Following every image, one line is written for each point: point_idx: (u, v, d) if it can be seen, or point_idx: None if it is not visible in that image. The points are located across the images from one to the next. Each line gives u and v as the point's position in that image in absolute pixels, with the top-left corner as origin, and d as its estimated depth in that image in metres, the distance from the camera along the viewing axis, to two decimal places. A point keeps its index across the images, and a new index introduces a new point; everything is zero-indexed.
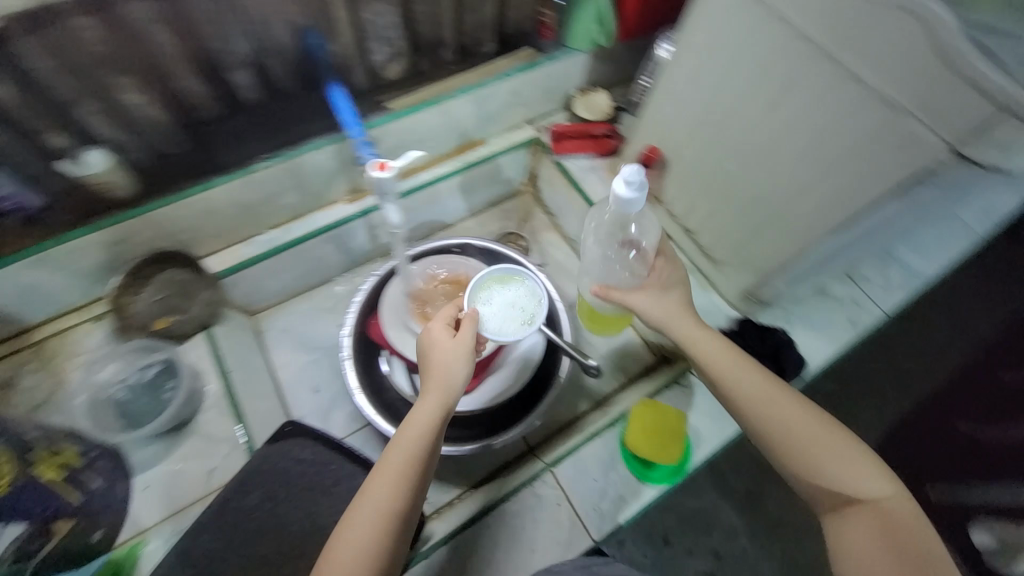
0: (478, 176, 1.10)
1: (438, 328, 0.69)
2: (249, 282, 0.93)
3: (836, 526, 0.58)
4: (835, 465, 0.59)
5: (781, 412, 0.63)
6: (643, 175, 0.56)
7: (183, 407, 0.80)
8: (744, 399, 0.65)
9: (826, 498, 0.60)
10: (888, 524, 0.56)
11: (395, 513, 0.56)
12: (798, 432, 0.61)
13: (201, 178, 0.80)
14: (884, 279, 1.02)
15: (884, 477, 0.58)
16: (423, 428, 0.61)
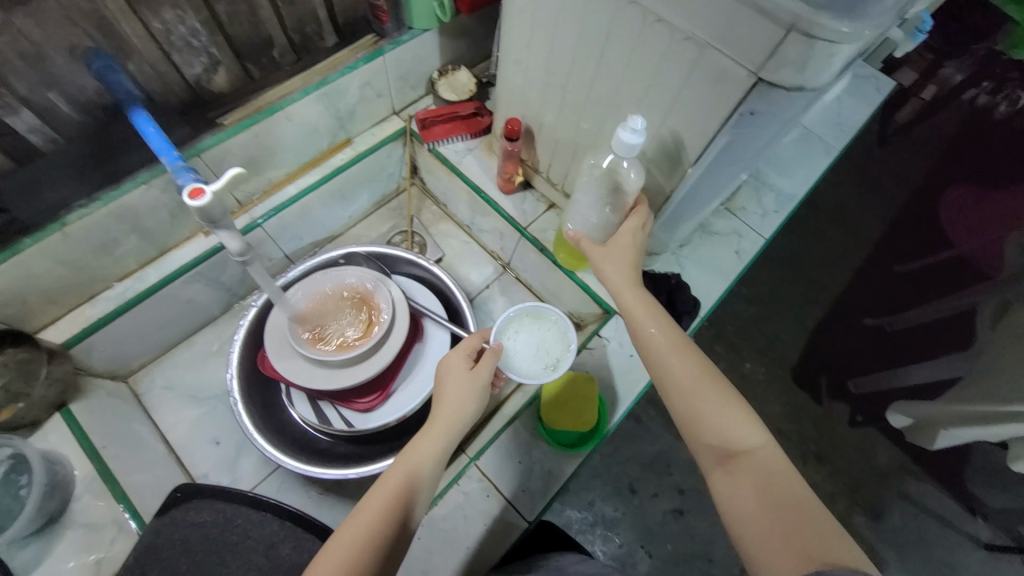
0: (351, 180, 1.04)
1: (456, 357, 0.69)
2: (109, 343, 0.84)
3: (723, 481, 0.55)
4: (720, 418, 0.57)
5: (682, 365, 0.61)
6: (642, 122, 0.61)
7: (48, 501, 0.68)
8: (648, 351, 0.64)
9: (715, 453, 0.56)
10: (770, 484, 0.52)
11: (380, 539, 0.51)
12: (689, 385, 0.60)
13: (6, 242, 0.68)
14: (760, 206, 1.08)
15: (756, 430, 0.56)
16: (415, 466, 0.57)
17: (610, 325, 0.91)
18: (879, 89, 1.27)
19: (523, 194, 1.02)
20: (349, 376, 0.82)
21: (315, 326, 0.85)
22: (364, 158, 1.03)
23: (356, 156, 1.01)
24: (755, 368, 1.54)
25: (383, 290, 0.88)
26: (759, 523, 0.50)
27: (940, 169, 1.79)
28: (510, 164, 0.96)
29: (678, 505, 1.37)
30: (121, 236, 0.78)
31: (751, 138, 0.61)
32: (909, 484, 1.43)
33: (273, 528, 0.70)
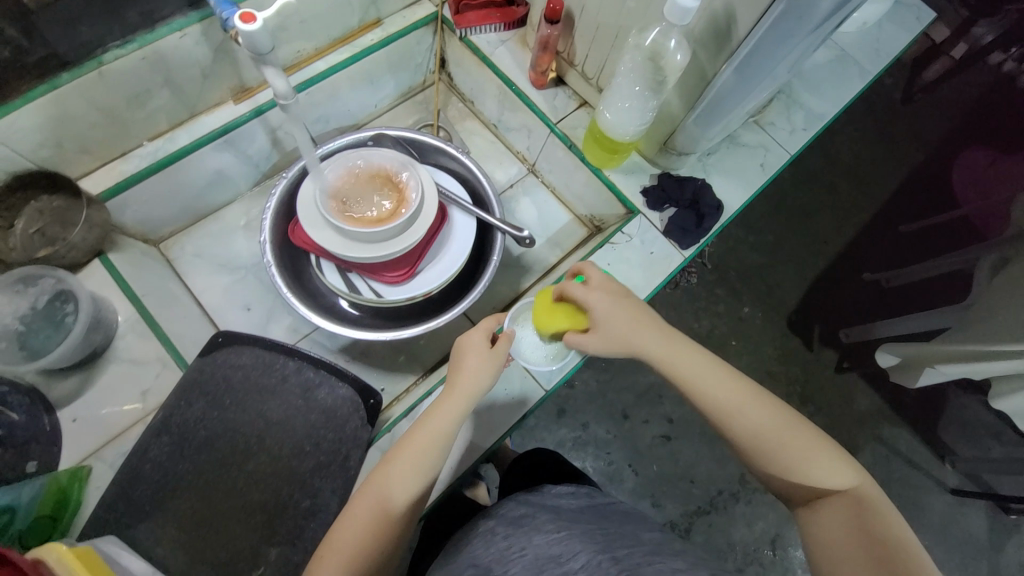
0: (380, 64, 1.01)
1: (475, 333, 0.69)
2: (142, 201, 0.84)
3: (813, 519, 0.58)
4: (805, 461, 0.58)
5: (750, 407, 0.61)
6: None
7: (92, 332, 0.71)
8: (725, 420, 0.62)
9: (800, 496, 0.59)
10: (862, 515, 0.55)
11: (380, 523, 0.57)
12: (776, 440, 0.60)
13: (45, 76, 0.68)
14: (789, 123, 1.05)
15: (849, 467, 0.58)
16: (413, 468, 0.60)
17: (632, 223, 0.92)
18: (919, 18, 1.22)
19: (555, 90, 1.00)
20: (381, 248, 0.84)
21: (343, 200, 0.85)
22: (393, 41, 0.99)
23: (385, 39, 0.98)
24: (753, 313, 1.59)
25: (412, 172, 0.88)
26: (845, 549, 0.53)
27: (964, 128, 1.77)
28: (545, 55, 0.94)
29: (667, 431, 1.45)
30: (155, 88, 0.77)
31: (806, 12, 0.60)
32: (885, 428, 1.52)
33: (310, 374, 0.75)
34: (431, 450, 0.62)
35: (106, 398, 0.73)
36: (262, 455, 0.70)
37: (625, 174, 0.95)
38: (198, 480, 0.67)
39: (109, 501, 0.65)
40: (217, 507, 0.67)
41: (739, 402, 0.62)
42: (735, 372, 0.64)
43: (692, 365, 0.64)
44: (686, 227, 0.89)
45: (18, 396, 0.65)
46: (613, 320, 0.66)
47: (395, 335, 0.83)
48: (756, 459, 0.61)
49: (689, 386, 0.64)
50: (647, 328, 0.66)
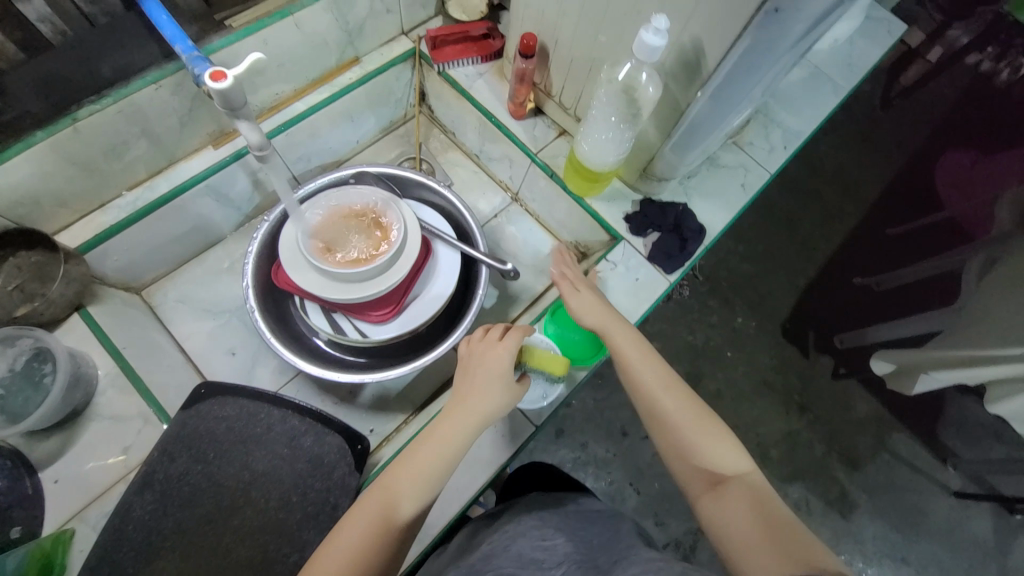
0: (360, 101, 1.02)
1: (501, 353, 0.67)
2: (123, 251, 0.84)
3: (710, 506, 0.57)
4: (700, 447, 0.61)
5: (665, 393, 0.65)
6: (657, 42, 0.61)
7: (70, 392, 0.69)
8: (644, 408, 0.65)
9: (698, 481, 0.60)
10: (754, 498, 0.56)
11: (374, 540, 0.54)
12: (682, 430, 0.62)
13: (16, 135, 0.67)
14: (767, 142, 1.06)
15: (740, 455, 0.60)
16: (417, 483, 0.59)
17: (616, 250, 0.92)
18: (890, 32, 1.24)
19: (534, 119, 1.01)
20: (364, 287, 0.83)
21: (325, 242, 0.85)
22: (371, 79, 1.00)
23: (364, 77, 0.98)
24: (746, 325, 1.59)
25: (394, 210, 0.88)
26: (740, 526, 0.53)
27: (943, 132, 1.79)
28: (522, 86, 0.94)
29: None
30: (132, 139, 0.77)
31: (768, 40, 0.60)
32: (884, 434, 1.50)
33: (295, 422, 0.74)
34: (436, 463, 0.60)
35: (89, 457, 0.70)
36: (247, 509, 0.68)
37: (607, 202, 0.95)
38: (181, 540, 0.65)
39: (89, 566, 0.63)
40: (203, 564, 0.65)
41: (659, 393, 0.65)
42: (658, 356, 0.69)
43: (629, 349, 0.69)
44: (670, 253, 0.90)
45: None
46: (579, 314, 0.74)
47: (382, 377, 0.82)
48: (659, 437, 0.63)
49: (623, 365, 0.68)
50: (607, 322, 0.72)
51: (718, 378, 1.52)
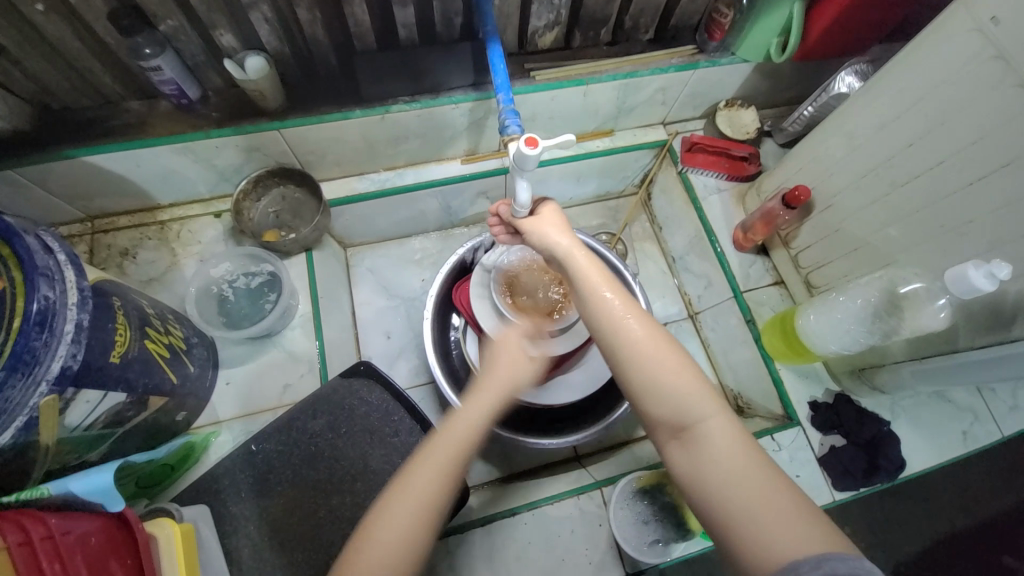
0: (593, 167, 1.05)
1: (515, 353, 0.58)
2: (354, 215, 0.95)
3: (704, 485, 0.43)
4: (688, 400, 0.45)
5: (648, 337, 0.48)
6: (976, 282, 0.54)
7: (278, 321, 0.80)
8: (623, 371, 0.47)
9: (692, 451, 0.45)
10: (756, 468, 0.42)
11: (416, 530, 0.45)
12: (671, 384, 0.46)
13: (341, 106, 0.80)
14: (1014, 398, 0.86)
15: (711, 411, 0.46)
16: (447, 467, 0.48)
17: (786, 433, 0.81)
18: None
19: (754, 257, 0.95)
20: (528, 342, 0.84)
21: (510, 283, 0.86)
22: (615, 154, 1.03)
23: (611, 150, 1.01)
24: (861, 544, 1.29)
25: None
26: (761, 517, 0.40)
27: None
28: (761, 224, 0.89)
29: None
30: (411, 136, 0.87)
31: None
32: None
33: (416, 438, 0.77)
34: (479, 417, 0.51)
35: (257, 377, 0.79)
36: (347, 495, 0.72)
37: (796, 375, 0.86)
38: (289, 491, 0.71)
39: (218, 472, 0.70)
40: (296, 525, 0.69)
41: (633, 327, 0.48)
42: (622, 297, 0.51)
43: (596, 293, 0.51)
44: (852, 468, 0.78)
45: (201, 350, 0.74)
46: (537, 232, 0.60)
47: (506, 435, 0.82)
48: (652, 408, 0.47)
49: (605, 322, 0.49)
50: (578, 259, 0.54)
51: None
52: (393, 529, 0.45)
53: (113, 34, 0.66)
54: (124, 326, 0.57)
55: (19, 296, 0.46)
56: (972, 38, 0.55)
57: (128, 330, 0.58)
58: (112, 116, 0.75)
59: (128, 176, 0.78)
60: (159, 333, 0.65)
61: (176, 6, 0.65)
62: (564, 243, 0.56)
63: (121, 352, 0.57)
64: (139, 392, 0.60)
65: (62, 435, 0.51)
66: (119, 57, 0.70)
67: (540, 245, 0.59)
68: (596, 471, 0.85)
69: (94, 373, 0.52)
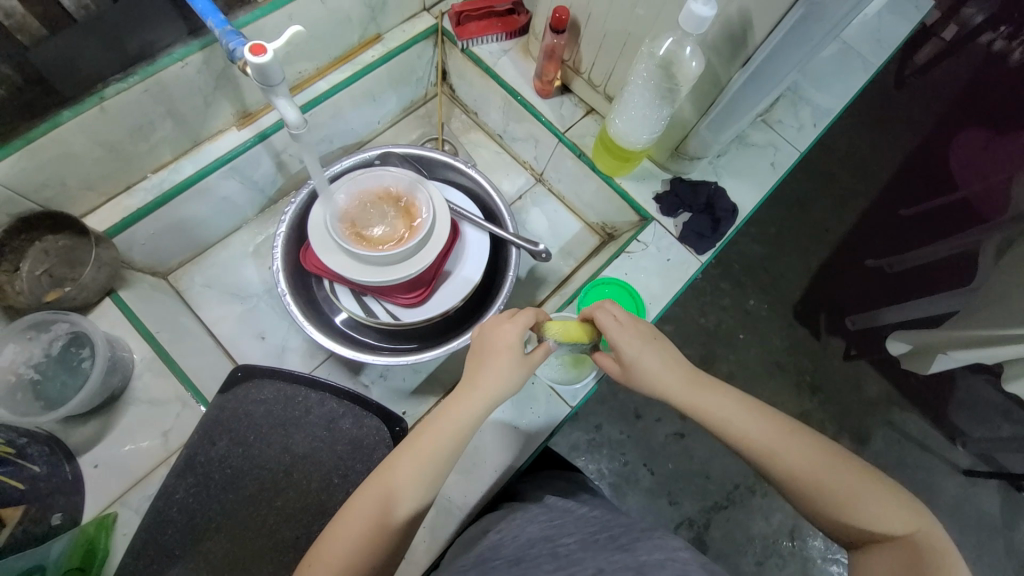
0: (381, 79, 0.99)
1: (507, 330, 0.62)
2: (150, 234, 0.83)
3: (859, 565, 0.53)
4: (829, 496, 0.54)
5: (797, 456, 0.56)
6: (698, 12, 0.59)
7: (111, 375, 0.69)
8: (756, 455, 0.57)
9: (846, 539, 0.54)
10: (919, 562, 0.49)
11: (374, 541, 0.53)
12: (833, 490, 0.54)
13: (44, 115, 0.66)
14: (797, 120, 1.01)
15: (903, 515, 0.52)
16: (407, 482, 0.55)
17: (647, 231, 0.90)
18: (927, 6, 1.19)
19: (561, 97, 0.98)
20: (400, 269, 0.81)
21: (355, 227, 0.83)
22: (394, 57, 0.98)
23: (386, 55, 0.96)
24: (759, 305, 1.44)
25: (422, 191, 0.86)
26: None
27: (966, 92, 1.61)
28: (549, 63, 0.92)
29: (680, 428, 1.32)
30: (157, 119, 0.75)
31: (799, 36, 0.62)
32: (894, 413, 1.39)
33: (332, 404, 0.74)
34: (451, 443, 0.57)
35: (129, 441, 0.70)
36: (291, 490, 0.69)
37: (636, 180, 0.93)
38: (226, 521, 0.66)
39: (136, 548, 0.63)
40: (251, 544, 0.65)
41: (757, 436, 0.58)
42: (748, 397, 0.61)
43: (715, 402, 0.60)
44: (702, 231, 0.88)
45: (37, 447, 0.63)
46: (629, 351, 0.63)
47: (413, 359, 0.81)
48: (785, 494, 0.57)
49: (728, 433, 0.59)
50: (702, 387, 0.61)
51: (730, 359, 1.39)
52: (351, 537, 0.52)
53: None
54: None
55: None
56: None
57: None
58: None
59: None
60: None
61: None
62: (657, 385, 0.63)
63: None
64: None
65: None
66: None
67: (634, 361, 0.63)
68: None
69: None
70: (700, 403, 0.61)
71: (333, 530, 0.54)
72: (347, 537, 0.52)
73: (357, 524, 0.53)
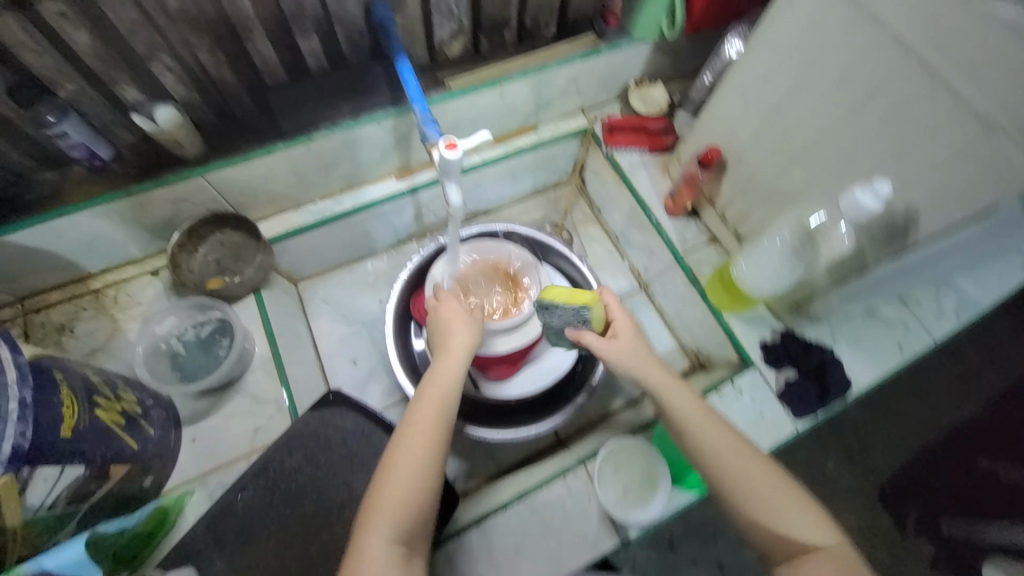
0: (526, 162, 1.09)
1: (451, 305, 0.74)
2: (300, 248, 0.96)
3: None
4: (771, 513, 0.59)
5: (739, 455, 0.61)
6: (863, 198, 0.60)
7: (236, 366, 0.79)
8: (706, 463, 0.61)
9: (779, 554, 0.59)
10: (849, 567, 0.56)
11: (416, 484, 0.57)
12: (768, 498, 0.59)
13: (263, 142, 0.80)
14: (937, 305, 0.92)
15: (829, 529, 0.59)
16: (427, 411, 0.61)
17: (745, 376, 0.87)
18: None
19: (688, 220, 1.00)
20: (497, 342, 0.86)
21: (463, 290, 0.89)
22: (543, 146, 1.07)
23: (537, 144, 1.05)
24: (841, 475, 1.29)
25: (535, 275, 0.91)
26: None
27: None
28: (686, 189, 0.95)
29: None
30: (341, 162, 0.88)
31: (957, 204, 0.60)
32: None
33: None
34: (451, 386, 0.64)
35: (223, 427, 0.78)
36: (338, 525, 0.71)
37: (745, 323, 0.91)
38: (277, 533, 0.70)
39: (197, 530, 0.69)
40: (288, 565, 0.68)
41: (712, 445, 0.61)
42: (707, 405, 0.64)
43: (679, 402, 0.63)
44: (804, 397, 0.84)
45: (158, 410, 0.72)
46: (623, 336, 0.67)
47: (484, 433, 0.86)
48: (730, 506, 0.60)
49: (689, 436, 0.62)
50: (655, 370, 0.66)
51: None
52: (395, 480, 0.57)
53: (7, 106, 0.63)
54: (70, 399, 0.56)
55: None
56: None
57: (73, 402, 0.56)
58: (23, 191, 0.73)
59: (51, 250, 0.75)
60: (109, 403, 0.62)
61: (73, 71, 0.64)
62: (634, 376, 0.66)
63: (71, 425, 0.55)
64: (100, 464, 0.59)
65: (25, 516, 0.51)
66: (20, 130, 0.67)
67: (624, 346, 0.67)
68: (579, 449, 0.87)
69: (48, 451, 0.51)
70: (669, 401, 0.64)
71: (377, 496, 0.57)
72: (403, 489, 0.57)
73: (400, 477, 0.58)
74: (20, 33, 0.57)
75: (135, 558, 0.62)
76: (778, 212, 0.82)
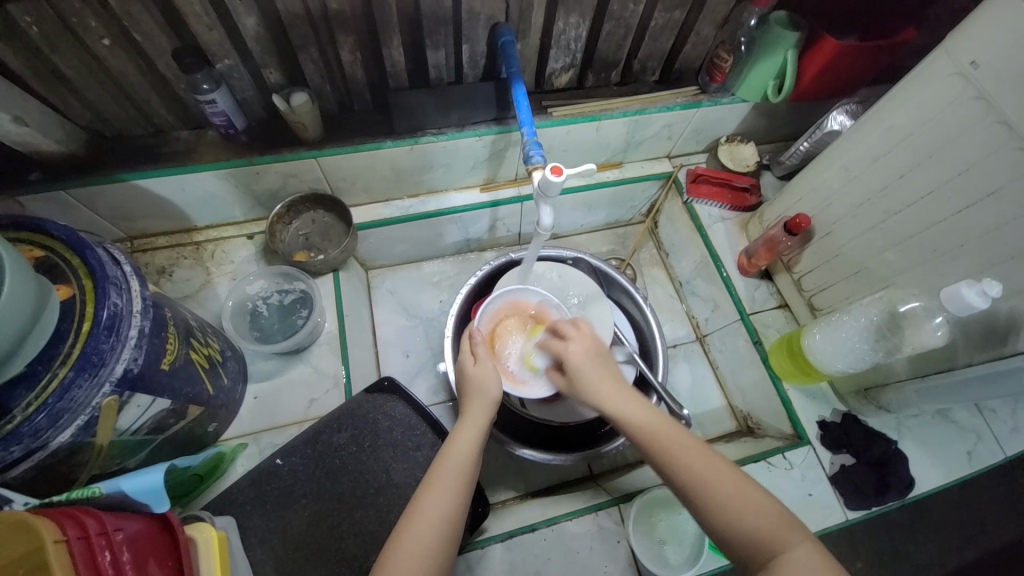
0: (605, 196, 1.11)
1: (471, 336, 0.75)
2: (379, 238, 1.01)
3: None
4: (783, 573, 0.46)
5: (651, 424, 0.59)
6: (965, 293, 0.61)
7: (307, 337, 0.84)
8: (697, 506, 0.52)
9: None
10: None
11: (446, 526, 0.54)
12: (694, 465, 0.54)
13: (374, 138, 0.85)
14: (1014, 419, 0.88)
15: None
16: (462, 448, 0.60)
17: (797, 451, 0.83)
18: None
19: (758, 281, 0.99)
20: None
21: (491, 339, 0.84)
22: (625, 184, 1.09)
23: (620, 181, 1.07)
24: None
25: (598, 307, 0.91)
26: None
27: None
28: (765, 251, 0.94)
29: None
30: (436, 166, 0.93)
31: None
32: None
33: (438, 453, 0.78)
34: (474, 429, 0.63)
35: (283, 391, 0.83)
36: (371, 508, 0.73)
37: (805, 396, 0.88)
38: (314, 503, 0.72)
39: (245, 483, 0.72)
40: (319, 537, 0.70)
41: (697, 477, 0.53)
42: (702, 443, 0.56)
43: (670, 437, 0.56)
44: (862, 487, 0.79)
45: (233, 364, 0.77)
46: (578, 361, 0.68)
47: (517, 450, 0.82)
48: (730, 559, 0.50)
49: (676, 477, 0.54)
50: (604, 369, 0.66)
51: None
52: (428, 513, 0.54)
53: (173, 70, 0.71)
54: (173, 336, 0.61)
55: (90, 302, 0.50)
56: (955, 81, 0.61)
57: (176, 340, 0.61)
58: (161, 143, 0.81)
59: (172, 199, 0.83)
60: (201, 345, 0.68)
61: (232, 47, 0.71)
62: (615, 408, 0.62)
63: (170, 360, 0.60)
64: (181, 401, 0.64)
65: (114, 436, 0.54)
66: (175, 91, 0.75)
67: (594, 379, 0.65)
68: (612, 489, 0.85)
69: (147, 380, 0.56)
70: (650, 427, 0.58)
71: (402, 531, 0.54)
72: (432, 530, 0.54)
73: (428, 516, 0.54)
74: (202, 9, 0.64)
75: (183, 496, 0.68)
76: (864, 291, 0.81)
